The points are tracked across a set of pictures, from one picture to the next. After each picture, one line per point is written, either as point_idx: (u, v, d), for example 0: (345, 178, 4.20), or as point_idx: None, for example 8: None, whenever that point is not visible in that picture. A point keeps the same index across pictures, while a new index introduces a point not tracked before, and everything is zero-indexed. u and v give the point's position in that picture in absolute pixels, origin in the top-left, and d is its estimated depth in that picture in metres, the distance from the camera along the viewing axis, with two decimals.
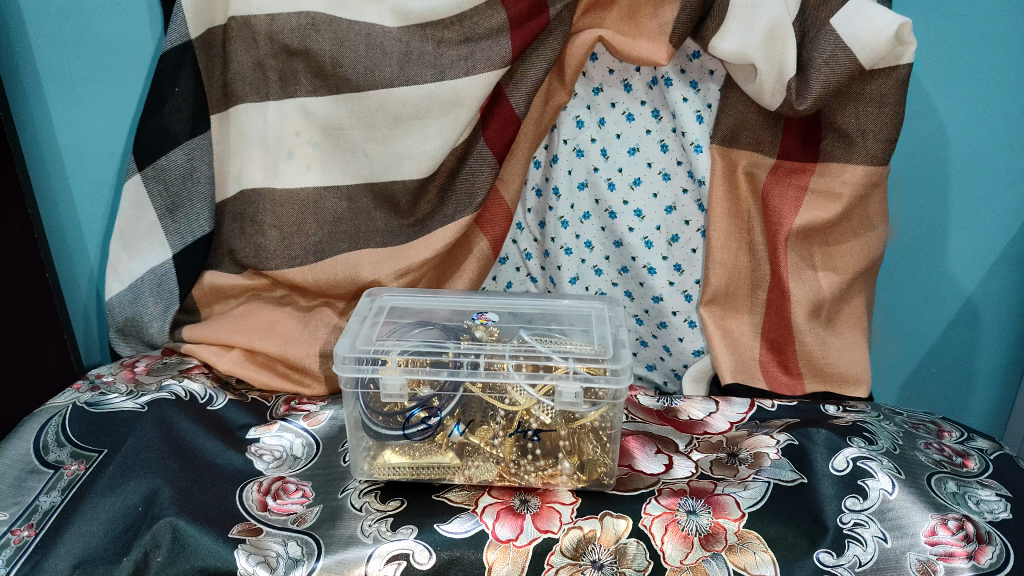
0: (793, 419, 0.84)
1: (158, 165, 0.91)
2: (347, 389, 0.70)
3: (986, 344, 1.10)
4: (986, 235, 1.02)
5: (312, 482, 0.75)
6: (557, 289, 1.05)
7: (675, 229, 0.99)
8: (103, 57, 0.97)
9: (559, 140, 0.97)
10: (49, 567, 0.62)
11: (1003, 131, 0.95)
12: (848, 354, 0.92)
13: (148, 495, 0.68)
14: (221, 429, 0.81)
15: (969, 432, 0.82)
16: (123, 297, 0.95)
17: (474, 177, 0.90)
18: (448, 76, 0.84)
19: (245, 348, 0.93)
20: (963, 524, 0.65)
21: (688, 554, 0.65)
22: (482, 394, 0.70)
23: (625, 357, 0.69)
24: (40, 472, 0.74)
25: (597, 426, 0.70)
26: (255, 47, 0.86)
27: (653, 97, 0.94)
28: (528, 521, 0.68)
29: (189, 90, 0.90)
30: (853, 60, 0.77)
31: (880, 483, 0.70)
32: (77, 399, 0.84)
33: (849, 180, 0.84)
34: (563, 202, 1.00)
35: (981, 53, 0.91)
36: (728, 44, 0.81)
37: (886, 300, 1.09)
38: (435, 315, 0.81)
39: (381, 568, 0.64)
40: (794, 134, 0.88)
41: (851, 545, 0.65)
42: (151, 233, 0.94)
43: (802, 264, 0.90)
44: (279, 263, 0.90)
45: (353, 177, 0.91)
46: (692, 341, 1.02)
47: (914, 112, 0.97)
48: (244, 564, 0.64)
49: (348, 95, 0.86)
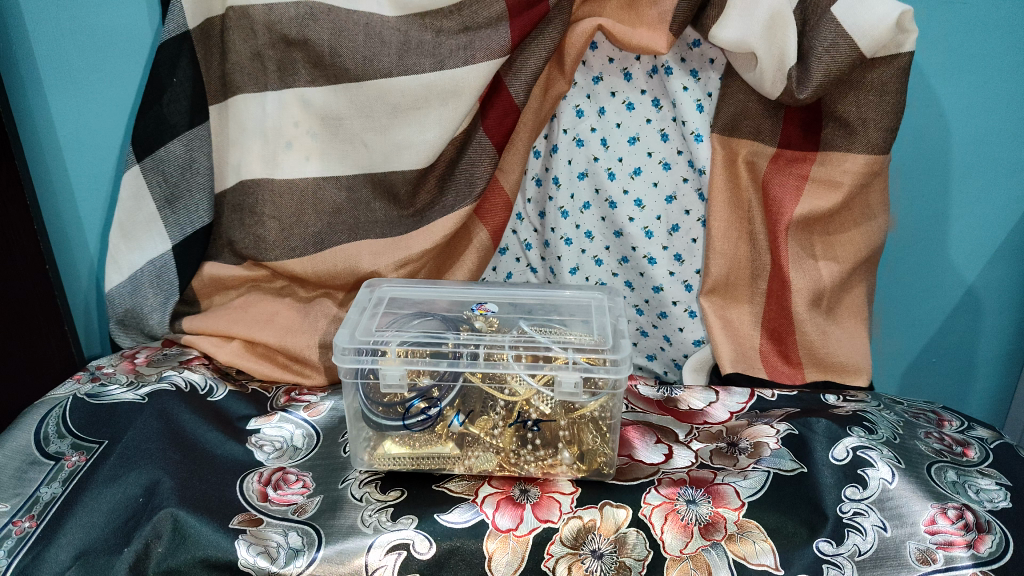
0: (793, 408, 0.84)
1: (157, 156, 0.91)
2: (347, 379, 0.71)
3: (987, 333, 1.10)
4: (987, 225, 1.02)
5: (313, 472, 0.75)
6: (557, 279, 1.05)
7: (675, 219, 0.98)
8: (102, 47, 0.97)
9: (558, 129, 0.97)
10: (50, 558, 0.63)
11: (1003, 121, 0.95)
12: (848, 344, 0.92)
13: (148, 487, 0.68)
14: (221, 420, 0.81)
15: (969, 421, 0.82)
16: (123, 288, 0.94)
17: (473, 167, 0.90)
18: (447, 65, 0.84)
19: (245, 339, 0.93)
20: (963, 513, 0.65)
21: (688, 543, 0.65)
22: (482, 384, 0.69)
23: (625, 347, 0.69)
24: (41, 464, 0.74)
25: (597, 416, 0.71)
26: (254, 36, 0.85)
27: (653, 86, 0.94)
28: (528, 511, 0.68)
29: (187, 81, 0.89)
30: (854, 48, 0.77)
31: (880, 472, 0.70)
32: (77, 390, 0.84)
33: (849, 169, 0.84)
34: (563, 192, 1.00)
35: (982, 42, 0.91)
36: (728, 33, 0.80)
37: (886, 291, 1.09)
38: (435, 305, 0.81)
39: (381, 559, 0.64)
40: (795, 123, 0.88)
41: (851, 534, 0.65)
42: (150, 225, 0.94)
43: (803, 253, 0.90)
44: (279, 253, 0.90)
45: (353, 167, 0.91)
46: (692, 331, 1.01)
47: (915, 101, 0.96)
48: (244, 555, 0.64)
49: (347, 85, 0.86)
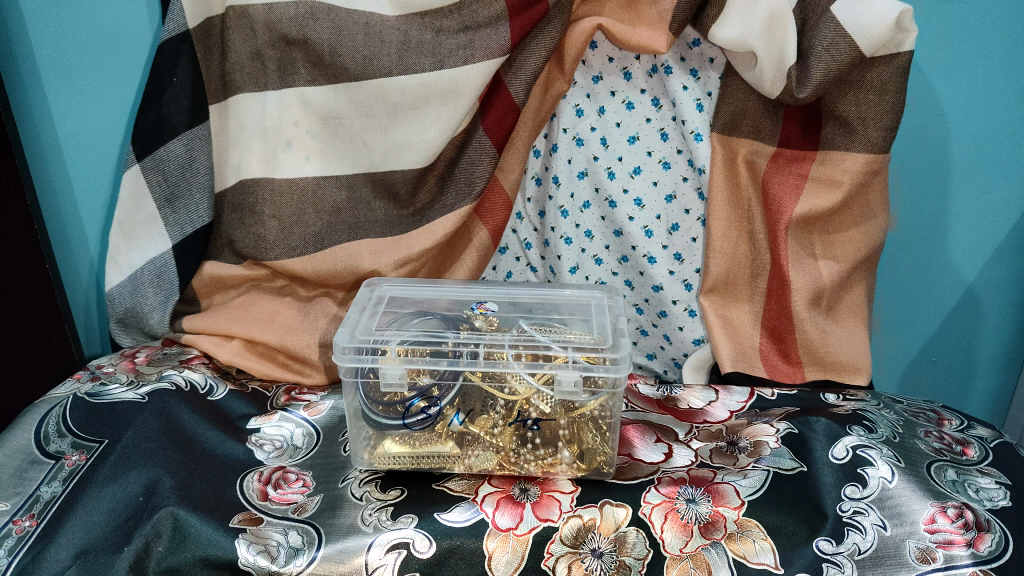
0: (793, 407, 0.84)
1: (158, 155, 0.91)
2: (347, 378, 0.71)
3: (986, 332, 1.10)
4: (987, 224, 1.02)
5: (313, 471, 0.75)
6: (557, 279, 1.05)
7: (675, 218, 0.98)
8: (102, 47, 0.97)
9: (558, 128, 0.97)
10: (50, 557, 0.63)
11: (1003, 120, 0.95)
12: (848, 343, 0.92)
13: (148, 486, 0.68)
14: (221, 420, 0.81)
15: (969, 420, 0.82)
16: (123, 288, 0.95)
17: (473, 166, 0.90)
18: (447, 64, 0.84)
19: (245, 338, 0.93)
20: (963, 511, 0.65)
21: (688, 542, 0.65)
22: (482, 383, 0.69)
23: (625, 346, 0.69)
24: (41, 463, 0.74)
25: (597, 415, 0.70)
26: (254, 36, 0.86)
27: (653, 85, 0.94)
28: (529, 510, 0.68)
29: (187, 80, 0.89)
30: (854, 47, 0.77)
31: (880, 471, 0.70)
32: (77, 389, 0.84)
33: (849, 168, 0.84)
34: (563, 192, 1.00)
35: (982, 41, 0.91)
36: (728, 32, 0.80)
37: (885, 289, 1.09)
38: (435, 304, 0.81)
39: (381, 558, 0.64)
40: (795, 123, 0.88)
41: (851, 533, 0.65)
42: (150, 224, 0.94)
43: (802, 252, 0.90)
44: (279, 253, 0.90)
45: (353, 166, 0.91)
46: (692, 330, 1.01)
47: (915, 99, 0.96)
48: (244, 554, 0.64)
49: (347, 85, 0.86)
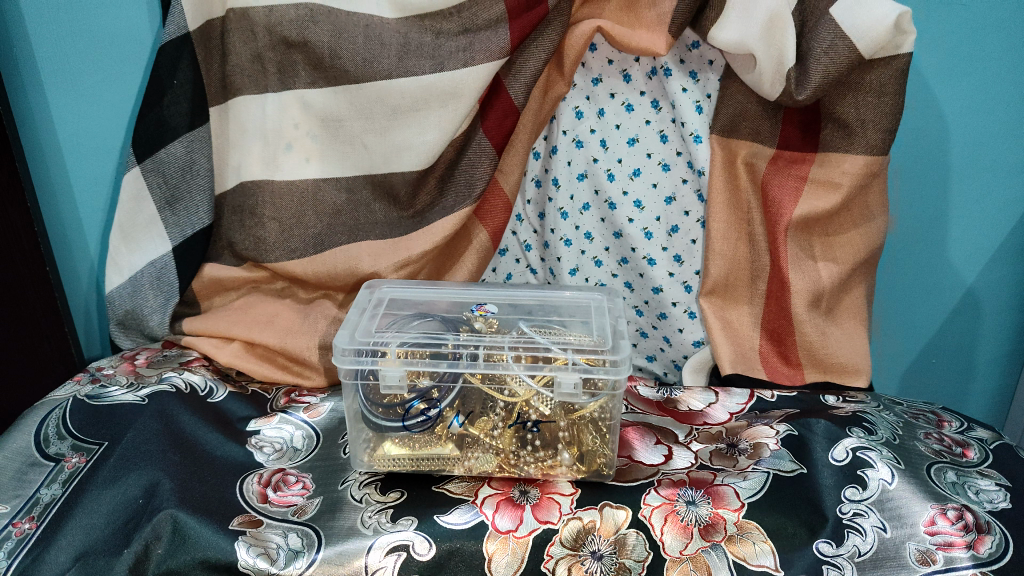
0: (793, 409, 0.84)
1: (158, 157, 0.91)
2: (347, 380, 0.71)
3: (986, 334, 1.10)
4: (987, 226, 1.02)
5: (312, 474, 0.75)
6: (557, 280, 1.05)
7: (675, 220, 0.98)
8: (102, 50, 0.97)
9: (558, 130, 0.97)
10: (49, 559, 0.63)
11: (1003, 122, 0.95)
12: (848, 344, 0.92)
13: (148, 488, 0.68)
14: (221, 422, 0.81)
15: (969, 421, 0.82)
16: (123, 290, 0.95)
17: (473, 168, 0.90)
18: (447, 67, 0.84)
19: (245, 340, 0.93)
20: (962, 513, 0.65)
21: (688, 544, 0.65)
22: (482, 385, 0.70)
23: (625, 348, 0.69)
24: (41, 465, 0.74)
25: (597, 416, 0.71)
26: (254, 38, 0.86)
27: (652, 88, 0.94)
28: (528, 512, 0.68)
29: (187, 83, 0.90)
30: (853, 49, 0.77)
31: (880, 473, 0.70)
32: (77, 392, 0.84)
33: (849, 170, 0.84)
34: (563, 194, 1.00)
35: (981, 43, 0.91)
36: (727, 35, 0.80)
37: (885, 291, 1.09)
38: (435, 306, 0.81)
39: (381, 560, 0.64)
40: (794, 125, 0.88)
41: (851, 535, 0.65)
42: (151, 226, 0.94)
43: (802, 254, 0.90)
44: (278, 255, 0.90)
45: (353, 169, 0.91)
46: (692, 332, 1.01)
47: (914, 101, 0.96)
48: (244, 556, 0.64)
49: (347, 87, 0.86)
